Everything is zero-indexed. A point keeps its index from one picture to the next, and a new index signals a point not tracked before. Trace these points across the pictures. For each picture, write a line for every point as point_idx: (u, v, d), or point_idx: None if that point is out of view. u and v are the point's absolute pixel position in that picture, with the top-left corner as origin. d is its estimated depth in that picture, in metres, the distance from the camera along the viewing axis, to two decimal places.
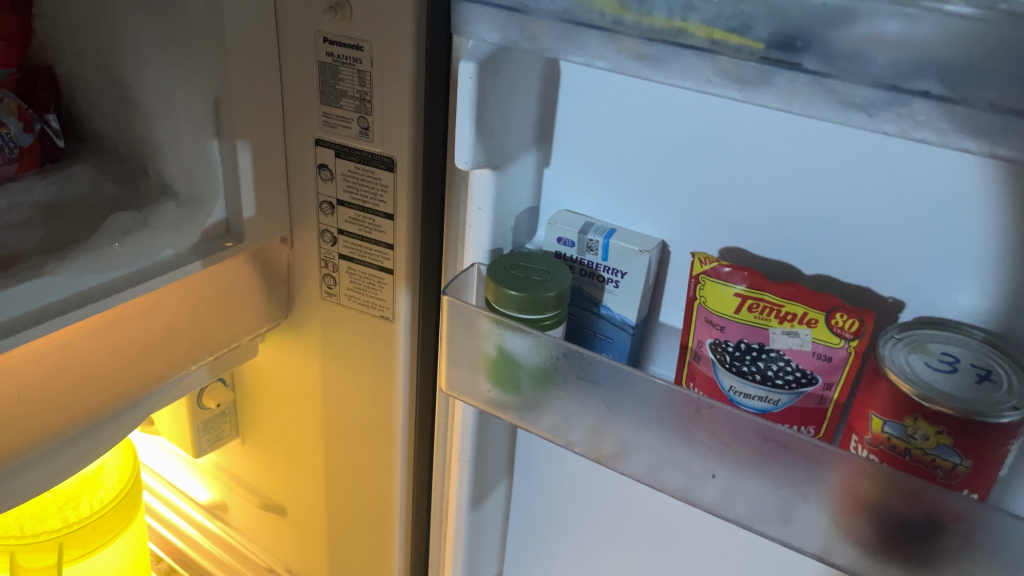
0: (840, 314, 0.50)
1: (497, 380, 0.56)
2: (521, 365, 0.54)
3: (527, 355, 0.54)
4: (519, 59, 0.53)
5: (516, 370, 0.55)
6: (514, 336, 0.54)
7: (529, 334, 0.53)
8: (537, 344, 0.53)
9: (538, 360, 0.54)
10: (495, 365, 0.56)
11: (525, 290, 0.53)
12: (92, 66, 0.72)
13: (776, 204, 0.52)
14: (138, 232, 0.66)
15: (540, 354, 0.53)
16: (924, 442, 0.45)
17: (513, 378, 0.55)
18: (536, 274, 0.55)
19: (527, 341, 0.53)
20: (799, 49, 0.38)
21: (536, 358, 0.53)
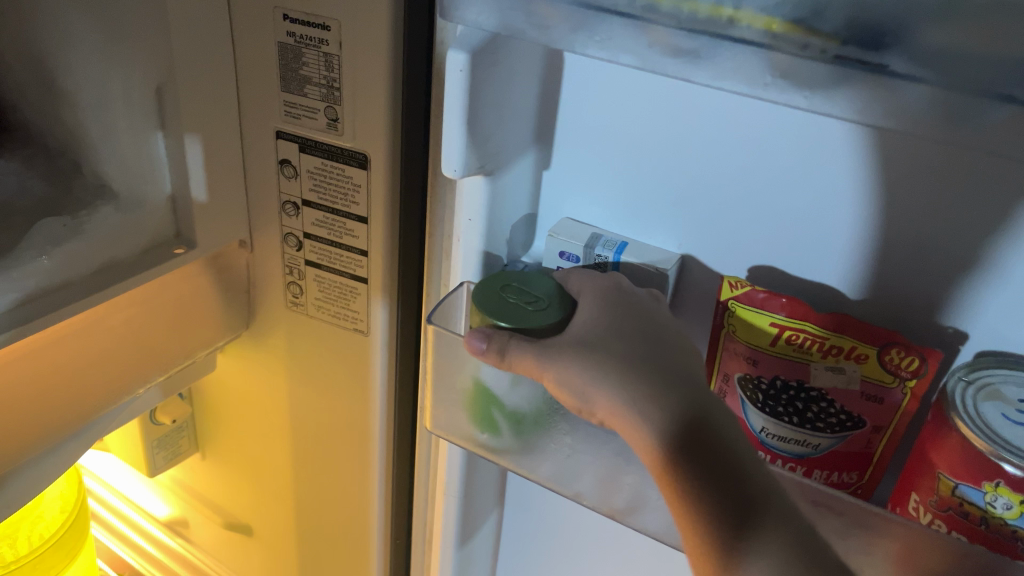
0: (896, 350, 0.42)
1: (484, 427, 0.49)
2: (505, 398, 0.47)
3: (506, 388, 0.46)
4: (517, 46, 0.44)
5: (502, 411, 0.48)
6: (489, 368, 0.46)
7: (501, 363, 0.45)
8: (514, 373, 0.45)
9: (520, 393, 0.46)
10: (474, 404, 0.48)
11: (497, 317, 0.45)
12: (13, 46, 0.62)
13: (821, 219, 0.44)
14: (70, 242, 0.57)
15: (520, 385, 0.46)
16: (1005, 512, 0.38)
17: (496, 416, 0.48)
18: (528, 303, 0.46)
19: (504, 374, 0.46)
20: (886, 45, 0.30)
21: (517, 390, 0.46)
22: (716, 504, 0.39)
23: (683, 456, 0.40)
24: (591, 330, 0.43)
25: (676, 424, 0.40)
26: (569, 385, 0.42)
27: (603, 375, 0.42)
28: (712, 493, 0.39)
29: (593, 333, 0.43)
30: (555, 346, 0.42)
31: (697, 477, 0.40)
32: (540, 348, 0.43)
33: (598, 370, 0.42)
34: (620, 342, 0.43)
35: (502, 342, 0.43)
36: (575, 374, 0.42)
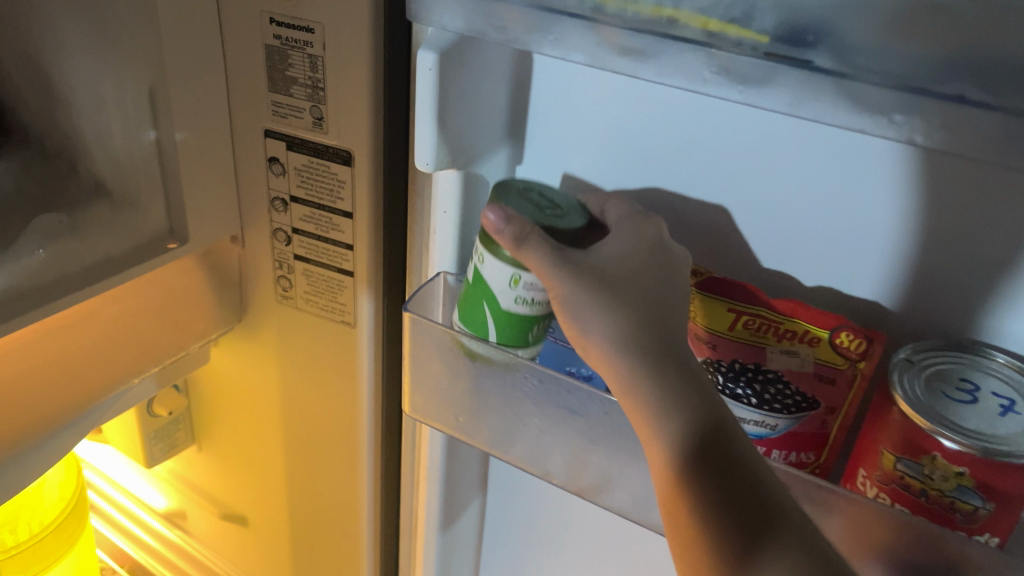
0: (845, 333, 0.46)
1: (467, 318, 0.47)
2: (497, 297, 0.45)
3: (503, 288, 0.45)
4: (486, 46, 0.47)
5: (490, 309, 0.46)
6: (491, 259, 0.45)
7: (507, 258, 0.44)
8: (514, 272, 0.44)
9: (517, 294, 0.45)
10: (466, 295, 0.47)
11: (512, 201, 0.46)
12: (12, 50, 0.65)
13: (771, 205, 0.48)
14: (66, 237, 0.59)
15: (520, 285, 0.44)
16: (942, 483, 0.40)
17: (482, 316, 0.46)
18: (547, 205, 0.47)
19: (506, 267, 0.44)
20: (809, 43, 0.33)
21: (514, 291, 0.44)
22: (699, 454, 0.38)
23: (679, 402, 0.39)
24: (613, 269, 0.43)
25: (679, 373, 0.40)
26: (580, 312, 0.42)
27: (613, 311, 0.42)
28: (697, 445, 0.39)
29: (614, 273, 0.43)
30: (570, 262, 0.42)
31: (689, 426, 0.39)
32: (553, 253, 0.42)
33: (610, 304, 0.42)
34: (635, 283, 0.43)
35: (519, 228, 0.42)
36: (587, 301, 0.42)
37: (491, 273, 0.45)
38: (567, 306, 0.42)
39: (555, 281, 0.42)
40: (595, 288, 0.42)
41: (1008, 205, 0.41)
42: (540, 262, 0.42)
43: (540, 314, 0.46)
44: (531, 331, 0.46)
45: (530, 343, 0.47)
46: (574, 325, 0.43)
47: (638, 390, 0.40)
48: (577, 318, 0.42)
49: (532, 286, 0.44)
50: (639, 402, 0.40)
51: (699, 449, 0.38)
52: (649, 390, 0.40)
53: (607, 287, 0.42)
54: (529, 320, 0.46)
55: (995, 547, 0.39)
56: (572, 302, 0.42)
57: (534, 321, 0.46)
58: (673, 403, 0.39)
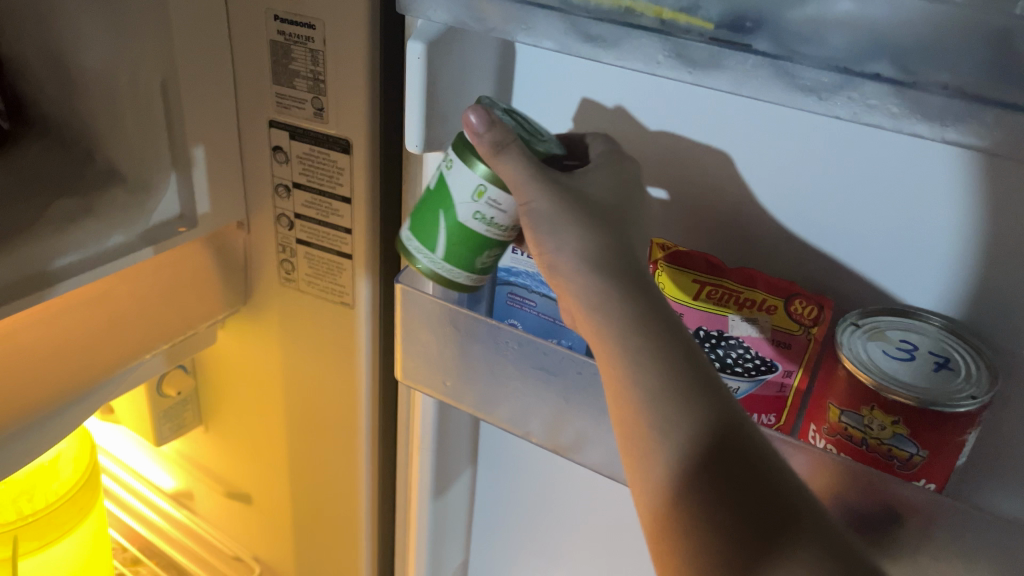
0: (799, 301, 0.49)
1: (422, 226, 0.51)
2: (456, 206, 0.49)
3: (465, 198, 0.48)
4: (470, 38, 0.51)
5: (448, 218, 0.49)
6: (459, 166, 0.48)
7: (477, 168, 0.47)
8: (481, 184, 0.47)
9: (477, 208, 0.48)
10: (427, 199, 0.50)
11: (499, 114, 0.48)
12: (34, 46, 0.69)
13: (733, 182, 0.52)
14: (84, 219, 0.64)
15: (482, 200, 0.48)
16: (880, 432, 0.44)
17: (436, 222, 0.50)
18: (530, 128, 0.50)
19: (471, 174, 0.48)
20: (749, 29, 0.37)
21: (475, 203, 0.48)
22: (715, 472, 0.40)
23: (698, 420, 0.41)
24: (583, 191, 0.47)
25: (701, 391, 0.41)
26: (558, 227, 0.45)
27: (598, 242, 0.45)
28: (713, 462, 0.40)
29: (585, 194, 0.47)
30: (547, 175, 0.46)
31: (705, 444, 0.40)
32: (530, 163, 0.46)
33: (587, 223, 0.45)
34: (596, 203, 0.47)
35: (500, 135, 0.46)
36: (575, 230, 0.45)
37: (459, 181, 0.48)
38: (538, 217, 0.46)
39: (534, 190, 0.45)
40: (612, 287, 0.44)
41: (931, 181, 0.45)
42: (519, 168, 0.45)
43: (491, 237, 0.49)
44: (477, 254, 0.50)
45: (472, 265, 0.51)
46: (544, 234, 0.46)
47: (651, 400, 0.42)
48: (551, 230, 0.46)
49: (493, 203, 0.48)
50: (648, 414, 0.42)
51: (715, 468, 0.40)
52: (667, 401, 0.41)
53: (589, 214, 0.46)
54: (479, 240, 0.50)
55: (930, 490, 0.43)
56: (547, 215, 0.45)
57: (484, 243, 0.50)
58: (688, 420, 0.41)
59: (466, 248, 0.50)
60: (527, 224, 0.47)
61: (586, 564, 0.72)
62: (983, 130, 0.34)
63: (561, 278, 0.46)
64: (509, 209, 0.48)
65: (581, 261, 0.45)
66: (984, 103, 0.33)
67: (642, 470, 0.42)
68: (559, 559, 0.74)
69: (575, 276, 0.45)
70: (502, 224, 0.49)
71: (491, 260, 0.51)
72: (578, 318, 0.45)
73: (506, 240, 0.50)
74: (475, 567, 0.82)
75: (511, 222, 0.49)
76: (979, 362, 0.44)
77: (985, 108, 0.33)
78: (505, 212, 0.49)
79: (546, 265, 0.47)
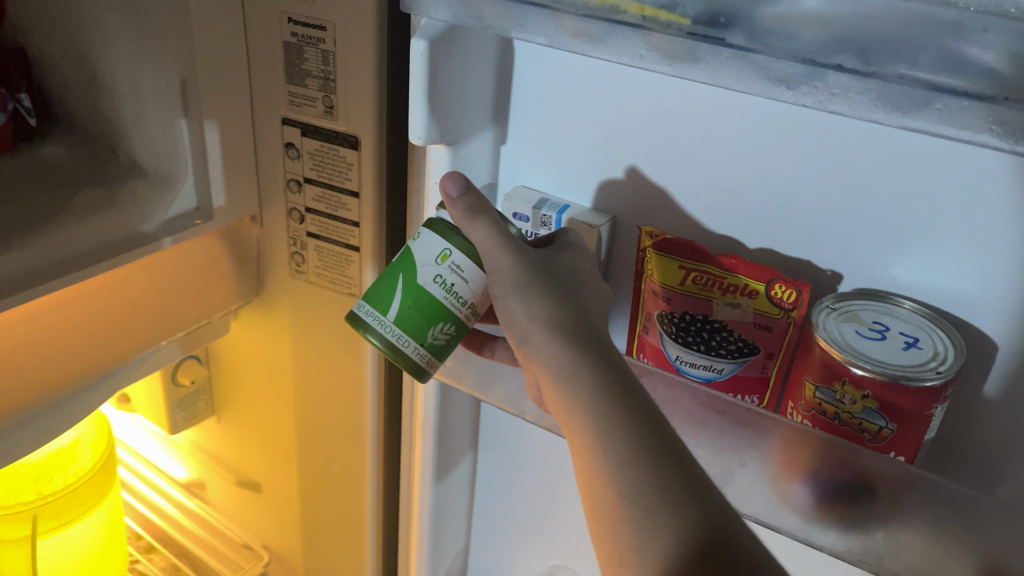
0: (779, 285, 0.51)
1: (380, 295, 0.54)
2: (419, 270, 0.52)
3: (429, 261, 0.52)
4: (470, 38, 0.54)
5: (409, 281, 0.52)
6: (429, 235, 0.53)
7: (445, 234, 0.52)
8: (447, 246, 0.52)
9: (437, 271, 0.52)
10: (389, 268, 0.54)
11: None
12: (62, 46, 0.73)
13: (716, 175, 0.53)
14: (105, 210, 0.67)
15: (445, 263, 0.52)
16: (851, 406, 0.47)
17: (394, 284, 0.53)
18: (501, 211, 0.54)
19: (438, 240, 0.52)
20: (723, 25, 0.40)
21: (438, 266, 0.52)
22: (690, 544, 0.41)
23: (670, 493, 0.42)
24: (548, 258, 0.52)
25: (670, 462, 0.43)
26: (527, 294, 0.50)
27: (564, 311, 0.49)
28: (687, 533, 0.41)
29: (550, 261, 0.52)
30: None
31: (678, 515, 0.42)
32: (498, 230, 0.51)
33: (553, 293, 0.50)
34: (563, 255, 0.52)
35: (469, 201, 0.51)
36: (544, 299, 0.49)
37: (425, 246, 0.52)
38: (506, 284, 0.50)
39: (502, 257, 0.50)
40: (582, 357, 0.47)
41: (898, 172, 0.47)
42: (486, 234, 0.51)
43: (446, 306, 0.52)
44: (429, 321, 0.52)
45: (422, 335, 0.53)
46: (513, 302, 0.50)
47: (621, 470, 0.43)
48: (521, 297, 0.50)
49: (455, 269, 0.52)
50: (621, 484, 0.43)
51: (689, 540, 0.41)
52: (637, 471, 0.43)
53: (555, 286, 0.50)
54: (433, 308, 0.52)
55: (900, 461, 0.47)
56: (516, 282, 0.50)
57: (437, 311, 0.52)
58: (660, 493, 0.42)
59: (419, 313, 0.53)
60: (496, 292, 0.51)
61: (582, 546, 0.75)
62: (939, 116, 0.37)
63: (531, 347, 0.49)
64: (469, 279, 0.52)
65: (550, 329, 0.48)
66: (938, 90, 0.36)
67: (615, 543, 0.43)
68: (556, 542, 0.77)
69: (545, 344, 0.48)
70: (459, 296, 0.52)
71: (442, 337, 0.53)
72: (548, 389, 0.48)
73: (460, 317, 0.53)
74: (475, 552, 0.85)
75: (468, 297, 0.53)
76: (947, 342, 0.47)
77: (939, 95, 0.36)
78: (464, 280, 0.52)
79: (515, 332, 0.51)
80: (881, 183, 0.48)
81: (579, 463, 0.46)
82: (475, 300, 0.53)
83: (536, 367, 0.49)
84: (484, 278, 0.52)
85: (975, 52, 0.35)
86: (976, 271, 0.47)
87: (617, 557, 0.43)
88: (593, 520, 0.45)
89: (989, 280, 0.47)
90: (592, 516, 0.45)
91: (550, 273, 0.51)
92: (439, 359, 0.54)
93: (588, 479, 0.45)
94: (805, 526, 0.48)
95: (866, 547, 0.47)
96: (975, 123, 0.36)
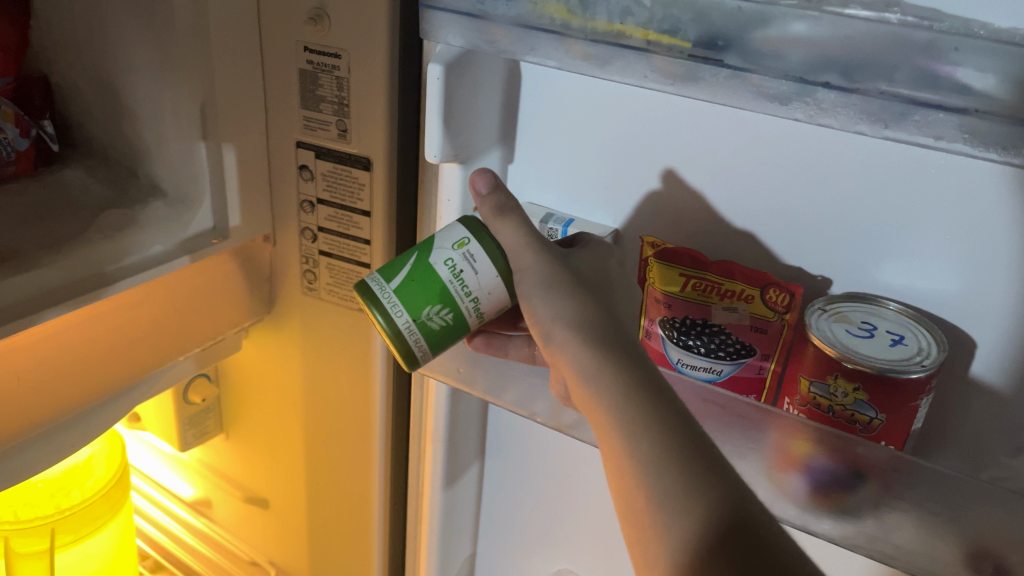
0: (773, 289, 0.55)
1: (386, 265, 0.55)
2: (433, 249, 0.54)
3: (444, 244, 0.54)
4: (482, 63, 0.58)
5: (421, 256, 0.54)
6: (451, 226, 0.55)
7: (469, 226, 0.55)
8: (467, 235, 0.54)
9: (450, 255, 0.54)
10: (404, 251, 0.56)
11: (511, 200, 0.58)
12: (85, 74, 0.77)
13: (713, 187, 0.57)
14: (128, 229, 0.70)
15: (460, 250, 0.54)
16: (844, 398, 0.51)
17: (405, 259, 0.54)
18: None
19: (458, 229, 0.55)
20: (721, 47, 0.44)
21: (452, 250, 0.54)
22: (726, 541, 0.43)
23: (707, 490, 0.44)
24: (579, 266, 0.55)
25: (700, 458, 0.45)
26: (550, 294, 0.52)
27: (587, 310, 0.51)
28: (720, 527, 0.43)
29: (574, 267, 0.54)
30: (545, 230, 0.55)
31: (711, 511, 0.44)
32: (524, 227, 0.55)
33: (576, 292, 0.52)
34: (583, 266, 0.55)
35: (498, 199, 0.56)
36: (566, 302, 0.51)
37: (445, 234, 0.55)
38: (530, 284, 0.53)
39: (529, 255, 0.53)
40: (607, 359, 0.49)
41: (882, 181, 0.52)
42: (513, 231, 0.54)
43: (449, 290, 0.53)
44: (429, 299, 0.53)
45: (419, 311, 0.54)
46: (536, 301, 0.53)
47: (655, 466, 0.45)
48: (545, 297, 0.52)
49: (468, 257, 0.54)
50: (655, 484, 0.45)
51: (721, 534, 0.43)
52: (673, 471, 0.45)
53: (577, 287, 0.53)
54: (437, 288, 0.53)
55: (890, 449, 0.51)
56: (541, 282, 0.52)
57: (441, 293, 0.53)
58: (695, 489, 0.45)
59: (421, 291, 0.54)
60: (522, 292, 0.54)
61: (586, 548, 0.78)
62: (916, 127, 0.41)
63: (556, 347, 0.51)
64: (479, 270, 0.54)
65: (574, 329, 0.50)
66: (914, 103, 0.40)
67: (650, 538, 0.45)
68: (560, 545, 0.80)
69: (569, 343, 0.50)
70: (465, 284, 0.54)
71: (437, 321, 0.54)
72: (576, 388, 0.50)
73: (461, 308, 0.54)
74: (482, 559, 0.88)
75: (474, 288, 0.54)
76: (929, 338, 0.51)
77: (915, 108, 0.40)
78: (474, 270, 0.54)
79: (539, 332, 0.53)
80: (868, 193, 0.52)
81: (611, 460, 0.48)
82: (480, 294, 0.54)
83: (563, 366, 0.51)
84: (494, 276, 0.54)
85: (947, 69, 0.39)
86: (952, 271, 0.52)
87: (652, 554, 0.45)
88: (627, 516, 0.47)
89: (967, 278, 0.51)
90: (626, 514, 0.47)
91: (576, 278, 0.53)
92: (428, 343, 0.54)
93: (623, 479, 0.47)
94: (801, 513, 0.51)
95: (859, 531, 0.49)
96: (948, 132, 0.40)
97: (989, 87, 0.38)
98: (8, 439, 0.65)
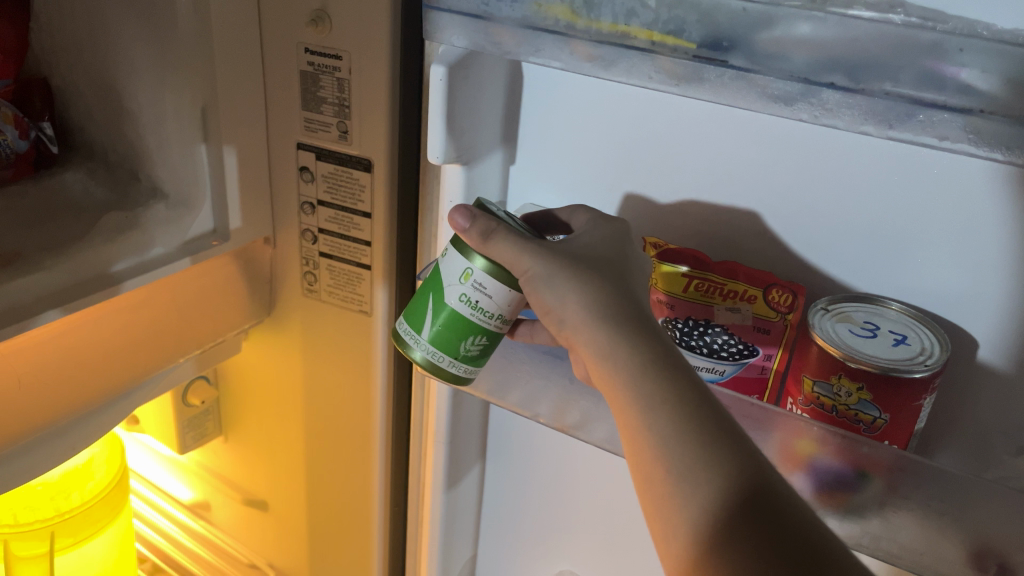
0: (776, 290, 0.56)
1: (414, 313, 0.58)
2: (446, 289, 0.55)
3: (453, 281, 0.55)
4: (485, 64, 0.58)
5: (438, 299, 0.56)
6: (453, 255, 0.55)
7: (466, 253, 0.54)
8: (468, 267, 0.54)
9: (462, 290, 0.55)
10: (420, 289, 0.58)
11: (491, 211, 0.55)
12: (86, 76, 0.77)
13: (714, 188, 0.58)
14: (129, 231, 0.70)
15: (468, 282, 0.55)
16: (848, 398, 0.51)
17: (426, 305, 0.57)
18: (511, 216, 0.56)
19: (460, 260, 0.55)
20: (725, 48, 0.44)
21: (462, 284, 0.55)
22: (739, 514, 0.44)
23: (721, 462, 0.45)
24: (582, 249, 0.53)
25: (717, 432, 0.46)
26: (553, 283, 0.51)
27: (599, 291, 0.51)
28: (736, 500, 0.44)
29: (578, 251, 0.53)
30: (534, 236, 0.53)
31: (728, 484, 0.45)
32: (518, 239, 0.52)
33: (583, 276, 0.51)
34: (588, 253, 0.53)
35: (484, 225, 0.53)
36: (574, 283, 0.51)
37: (450, 266, 0.55)
38: (537, 280, 0.52)
39: (528, 259, 0.52)
40: (621, 339, 0.49)
41: (883, 182, 0.52)
42: (510, 244, 0.52)
43: (474, 322, 0.55)
44: (461, 337, 0.56)
45: (456, 349, 0.56)
46: (542, 288, 0.52)
47: (670, 440, 0.46)
48: (548, 285, 0.51)
49: (478, 287, 0.54)
50: (670, 458, 0.46)
51: (738, 506, 0.44)
52: (689, 446, 0.46)
53: (583, 268, 0.52)
54: (462, 325, 0.56)
55: (894, 448, 0.51)
56: (545, 274, 0.51)
57: (467, 327, 0.56)
58: (710, 462, 0.45)
59: (451, 331, 0.56)
60: (526, 287, 0.53)
61: (588, 548, 0.79)
62: (920, 127, 0.41)
63: (570, 329, 0.51)
64: (493, 294, 0.55)
65: (588, 309, 0.50)
66: (917, 103, 0.40)
67: (667, 511, 0.46)
68: (560, 545, 0.81)
69: (582, 325, 0.50)
70: (486, 310, 0.55)
71: (476, 348, 0.57)
72: (594, 368, 0.50)
73: (492, 328, 0.56)
74: (482, 560, 0.88)
75: (494, 309, 0.55)
76: (931, 338, 0.51)
77: (918, 107, 0.41)
78: (488, 297, 0.55)
79: (551, 317, 0.53)
80: (870, 192, 0.53)
81: (627, 438, 0.49)
82: (503, 311, 0.56)
83: (579, 347, 0.52)
84: (507, 291, 0.55)
85: (952, 70, 0.39)
86: (952, 272, 0.52)
87: (668, 525, 0.46)
88: (644, 491, 0.48)
89: (968, 277, 0.52)
90: (643, 490, 0.48)
91: (580, 259, 0.52)
92: (478, 363, 0.58)
93: (639, 456, 0.48)
94: None
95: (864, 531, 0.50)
96: (953, 133, 0.41)
97: (991, 87, 0.38)
98: (8, 442, 0.65)
